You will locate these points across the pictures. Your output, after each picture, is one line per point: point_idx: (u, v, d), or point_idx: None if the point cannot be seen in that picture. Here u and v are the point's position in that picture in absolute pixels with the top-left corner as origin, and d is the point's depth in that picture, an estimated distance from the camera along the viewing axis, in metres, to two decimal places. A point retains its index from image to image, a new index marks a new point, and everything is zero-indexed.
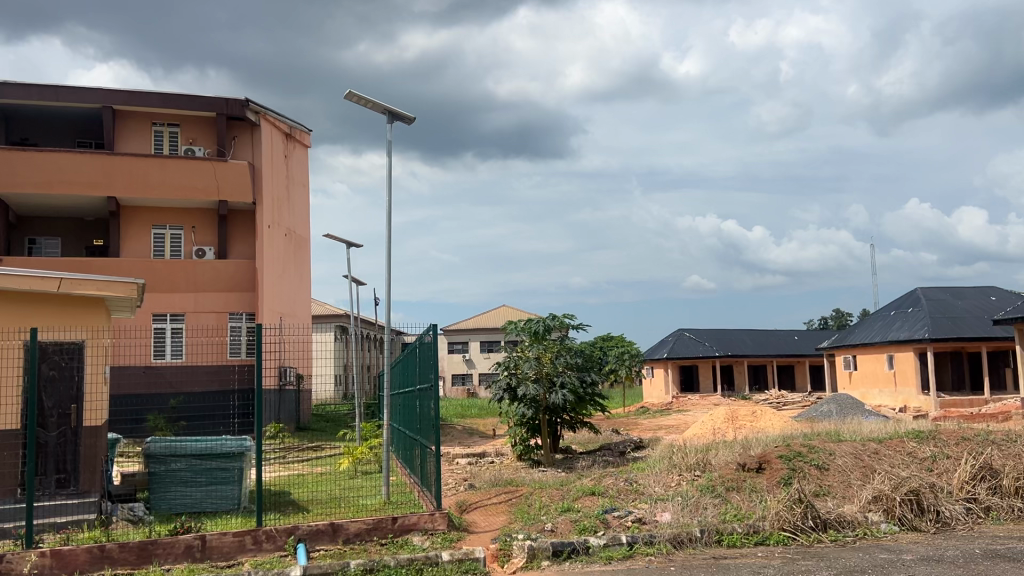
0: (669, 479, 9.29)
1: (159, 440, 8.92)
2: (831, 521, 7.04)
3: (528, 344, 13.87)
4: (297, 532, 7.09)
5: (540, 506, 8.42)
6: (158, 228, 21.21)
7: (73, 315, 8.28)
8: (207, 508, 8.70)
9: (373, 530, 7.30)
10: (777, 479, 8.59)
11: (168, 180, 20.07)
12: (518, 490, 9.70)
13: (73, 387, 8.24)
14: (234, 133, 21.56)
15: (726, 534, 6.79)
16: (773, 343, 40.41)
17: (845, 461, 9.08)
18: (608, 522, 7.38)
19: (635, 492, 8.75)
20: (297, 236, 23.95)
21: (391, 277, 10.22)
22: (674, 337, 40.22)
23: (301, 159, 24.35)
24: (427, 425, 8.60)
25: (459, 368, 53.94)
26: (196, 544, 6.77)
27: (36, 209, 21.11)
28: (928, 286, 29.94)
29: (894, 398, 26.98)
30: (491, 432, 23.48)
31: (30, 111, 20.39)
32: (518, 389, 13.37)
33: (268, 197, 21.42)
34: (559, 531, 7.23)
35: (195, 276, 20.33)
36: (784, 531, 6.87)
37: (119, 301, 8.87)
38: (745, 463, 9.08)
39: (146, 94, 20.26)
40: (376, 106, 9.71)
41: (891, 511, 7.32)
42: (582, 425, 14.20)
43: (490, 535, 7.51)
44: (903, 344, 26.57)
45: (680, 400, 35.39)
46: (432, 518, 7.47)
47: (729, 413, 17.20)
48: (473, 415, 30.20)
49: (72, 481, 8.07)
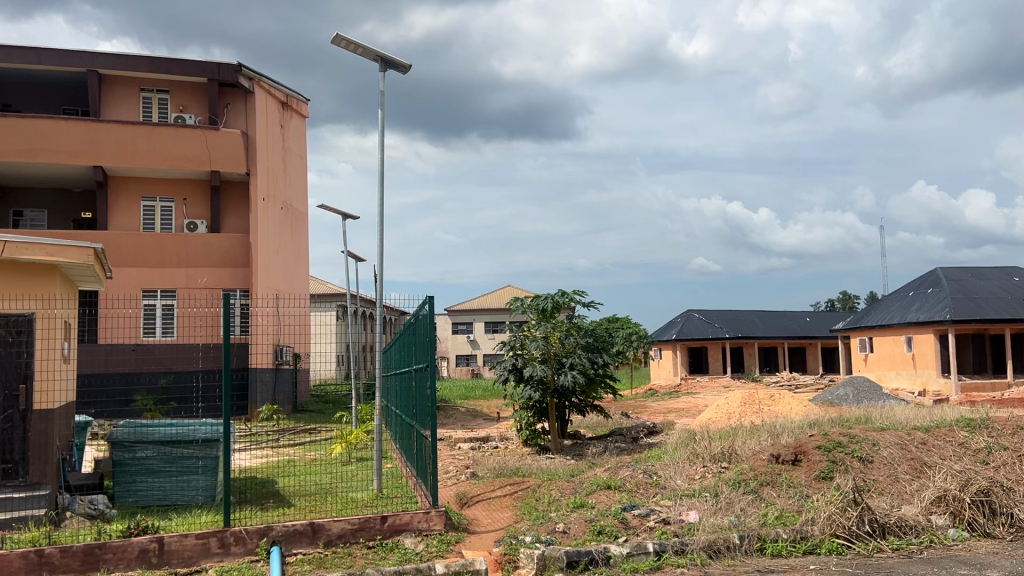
0: (691, 471, 8.32)
1: (126, 425, 8.03)
2: (891, 526, 6.05)
3: (536, 322, 12.87)
4: (271, 533, 6.15)
5: (550, 501, 7.48)
6: (148, 200, 20.23)
7: (22, 284, 7.29)
8: (178, 501, 7.79)
9: (359, 531, 6.35)
10: (817, 472, 7.68)
11: (157, 149, 19.03)
12: (525, 482, 8.77)
13: (23, 365, 7.26)
14: (227, 100, 20.52)
15: (769, 541, 5.84)
16: (785, 325, 39.38)
17: (891, 453, 8.11)
18: (629, 522, 6.43)
19: (655, 486, 7.80)
20: (295, 211, 23.04)
21: (384, 253, 9.00)
22: (683, 318, 39.26)
23: (298, 130, 23.33)
24: (423, 409, 7.76)
25: (463, 350, 53.04)
26: (152, 548, 5.84)
27: (19, 180, 20.13)
28: (949, 267, 28.85)
29: (913, 381, 25.95)
30: (495, 415, 22.58)
31: (13, 74, 19.37)
32: (524, 370, 12.39)
33: (262, 167, 20.38)
34: (572, 533, 6.28)
35: (186, 250, 19.35)
36: (838, 538, 5.92)
37: (79, 270, 7.96)
38: (778, 454, 8.10)
39: (132, 57, 19.20)
40: (367, 52, 8.61)
41: (958, 515, 6.39)
42: (591, 409, 13.25)
43: (495, 536, 6.54)
44: (922, 325, 25.48)
45: (689, 381, 34.48)
46: (427, 517, 6.53)
47: (745, 396, 16.22)
48: (478, 397, 29.33)
49: (21, 472, 7.12)
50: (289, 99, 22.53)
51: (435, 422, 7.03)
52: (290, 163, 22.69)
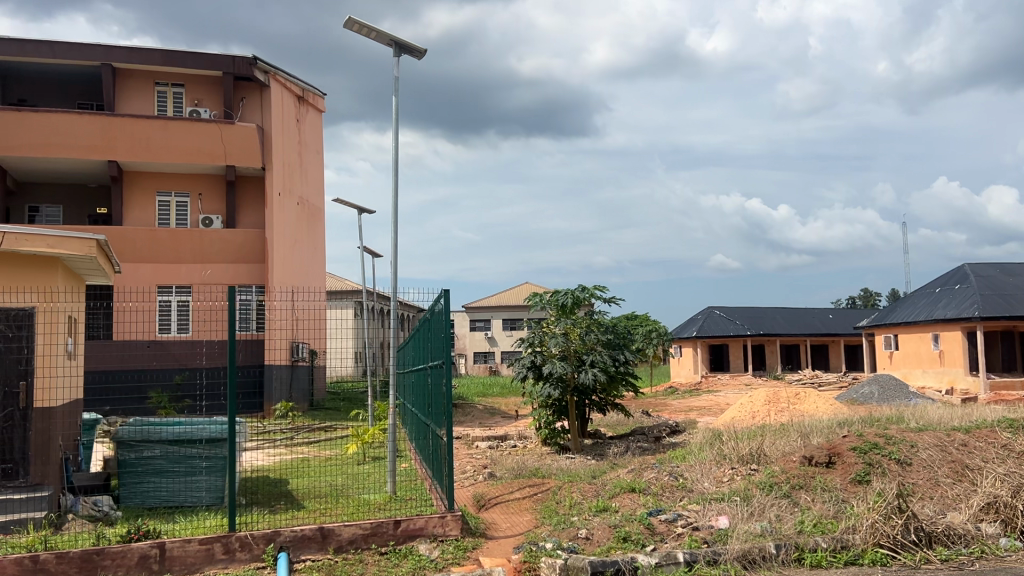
0: (718, 473, 7.95)
1: (132, 423, 7.78)
2: (937, 535, 5.68)
3: (555, 318, 12.50)
4: (278, 539, 5.85)
5: (571, 504, 7.15)
6: (163, 195, 20.06)
7: (24, 275, 7.06)
8: (184, 503, 7.54)
9: (371, 537, 6.04)
10: (853, 476, 7.28)
11: (172, 143, 18.82)
12: (545, 483, 8.44)
13: (22, 361, 6.98)
14: (242, 95, 20.38)
15: (808, 551, 5.46)
16: (806, 322, 38.73)
17: (930, 455, 7.69)
18: (655, 527, 6.09)
19: (682, 489, 7.42)
20: (311, 207, 22.83)
21: (396, 248, 8.50)
22: (704, 315, 38.76)
23: (315, 124, 23.11)
24: (438, 408, 7.40)
25: (480, 347, 52.73)
26: (153, 554, 5.56)
27: (34, 175, 20.01)
28: (977, 262, 28.21)
29: (939, 379, 25.30)
30: (513, 413, 22.22)
31: (27, 68, 19.24)
32: (543, 367, 12.05)
33: (278, 163, 20.16)
34: (596, 540, 5.93)
35: (202, 245, 19.16)
36: (882, 548, 5.54)
37: (83, 261, 7.71)
38: (811, 457, 7.71)
39: (146, 51, 19.00)
40: (381, 36, 8.28)
41: (1009, 524, 6.00)
42: (612, 408, 12.88)
43: (514, 542, 6.20)
44: (949, 322, 24.86)
45: (710, 379, 33.96)
46: (443, 522, 6.21)
47: (770, 394, 15.77)
48: (495, 394, 28.96)
49: (21, 473, 6.90)
50: (305, 93, 22.29)
51: (452, 421, 6.69)
52: (306, 158, 22.44)
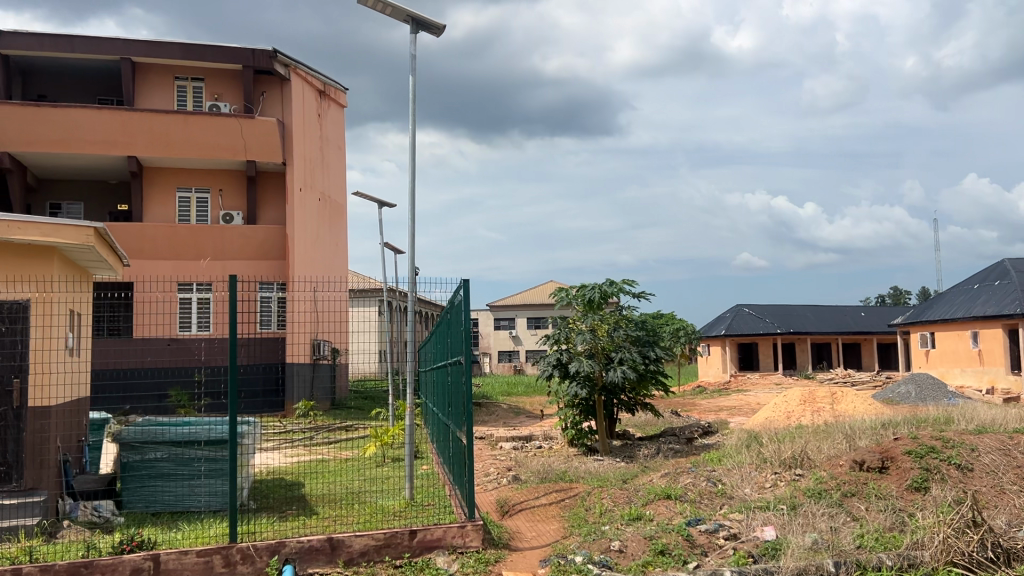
0: (760, 478, 7.35)
1: (135, 424, 7.35)
2: (1018, 553, 5.09)
3: (581, 314, 11.94)
4: (283, 551, 5.37)
5: (601, 512, 6.62)
6: (183, 191, 19.78)
7: (20, 267, 6.69)
8: (191, 507, 7.11)
9: (384, 548, 5.53)
10: (909, 481, 6.67)
11: (192, 137, 18.48)
12: (574, 489, 7.88)
13: (16, 357, 6.57)
14: (263, 89, 20.03)
15: (871, 569, 4.90)
16: (838, 320, 37.84)
17: (993, 460, 7.06)
18: (696, 538, 5.55)
19: (721, 496, 6.85)
20: (332, 203, 22.47)
21: (414, 237, 7.99)
22: (732, 312, 38.03)
23: (336, 119, 22.73)
24: (458, 406, 6.91)
25: (505, 345, 52.25)
26: (147, 567, 5.13)
27: (55, 171, 19.81)
28: (1018, 258, 27.20)
29: (979, 378, 24.40)
30: (538, 412, 21.72)
31: (47, 63, 19.02)
32: (570, 365, 11.52)
33: (298, 158, 19.78)
34: (631, 553, 5.38)
35: (222, 242, 18.83)
36: (955, 567, 4.96)
37: (84, 253, 7.32)
38: (862, 461, 7.07)
39: (166, 44, 18.68)
40: (397, 11, 7.78)
41: None
42: (641, 408, 12.32)
43: (540, 555, 5.68)
44: (989, 319, 23.94)
45: (739, 378, 33.21)
46: (463, 532, 5.68)
47: (805, 394, 15.11)
48: (520, 393, 28.41)
49: (15, 476, 6.49)
50: (326, 87, 21.91)
51: (472, 423, 6.16)
52: (327, 153, 22.03)
